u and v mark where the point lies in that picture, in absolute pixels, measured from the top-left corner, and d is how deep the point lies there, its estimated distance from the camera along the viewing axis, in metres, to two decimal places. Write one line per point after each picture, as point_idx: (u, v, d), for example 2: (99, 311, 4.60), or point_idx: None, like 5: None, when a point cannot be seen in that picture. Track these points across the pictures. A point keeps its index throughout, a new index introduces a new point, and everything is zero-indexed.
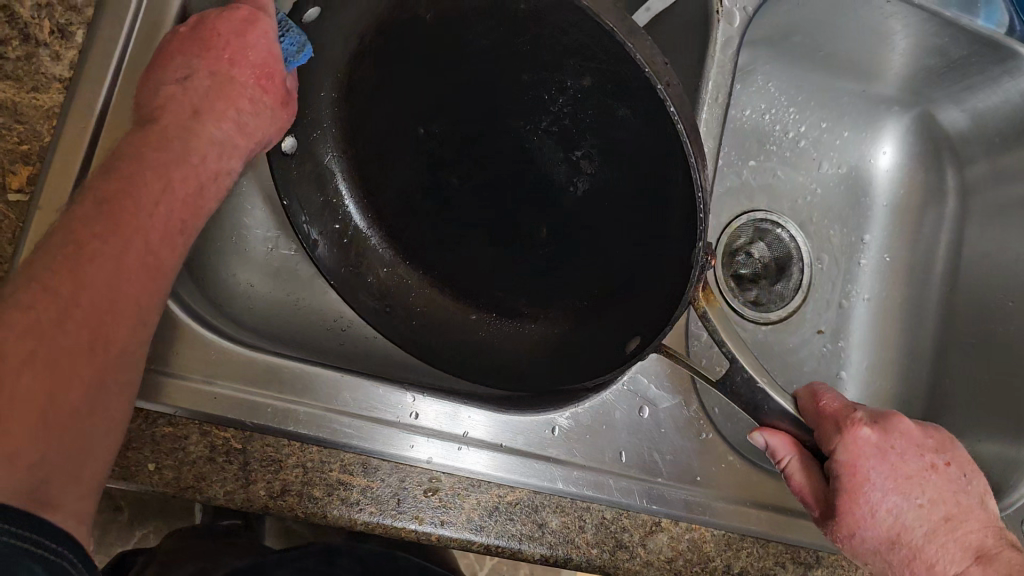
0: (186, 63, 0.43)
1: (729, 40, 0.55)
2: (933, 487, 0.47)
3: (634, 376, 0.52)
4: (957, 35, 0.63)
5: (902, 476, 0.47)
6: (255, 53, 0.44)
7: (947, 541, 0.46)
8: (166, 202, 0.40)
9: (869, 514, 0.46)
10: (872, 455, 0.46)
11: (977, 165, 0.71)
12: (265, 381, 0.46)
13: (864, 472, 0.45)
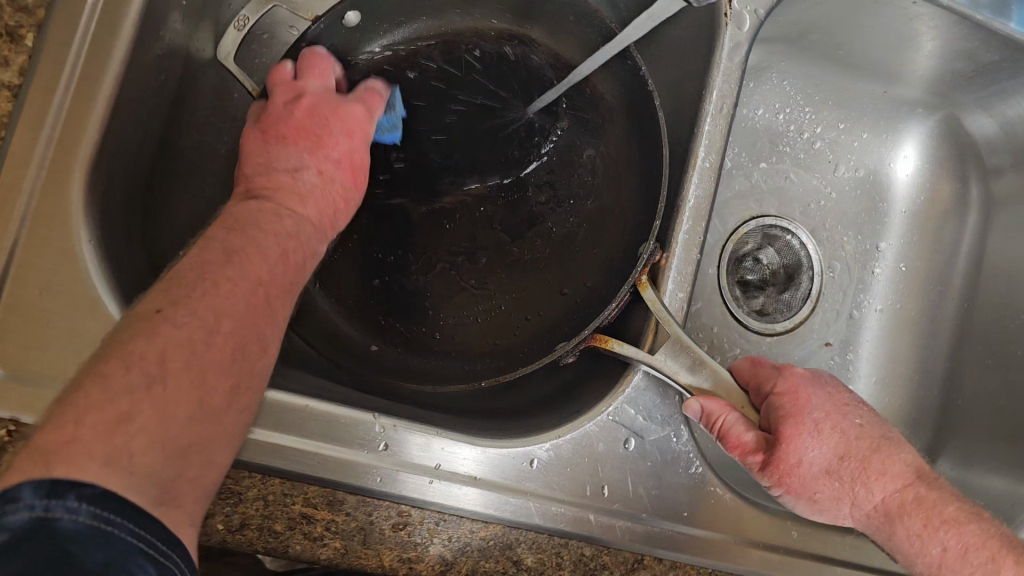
0: (295, 156, 0.46)
1: (737, 45, 0.52)
2: (864, 412, 0.49)
3: (620, 405, 0.49)
4: (986, 38, 0.59)
5: (836, 400, 0.48)
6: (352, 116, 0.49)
7: (890, 456, 0.47)
8: (262, 255, 0.41)
9: (814, 433, 0.46)
10: (804, 384, 0.48)
11: (1005, 175, 0.66)
12: (299, 426, 0.45)
13: (802, 397, 0.47)
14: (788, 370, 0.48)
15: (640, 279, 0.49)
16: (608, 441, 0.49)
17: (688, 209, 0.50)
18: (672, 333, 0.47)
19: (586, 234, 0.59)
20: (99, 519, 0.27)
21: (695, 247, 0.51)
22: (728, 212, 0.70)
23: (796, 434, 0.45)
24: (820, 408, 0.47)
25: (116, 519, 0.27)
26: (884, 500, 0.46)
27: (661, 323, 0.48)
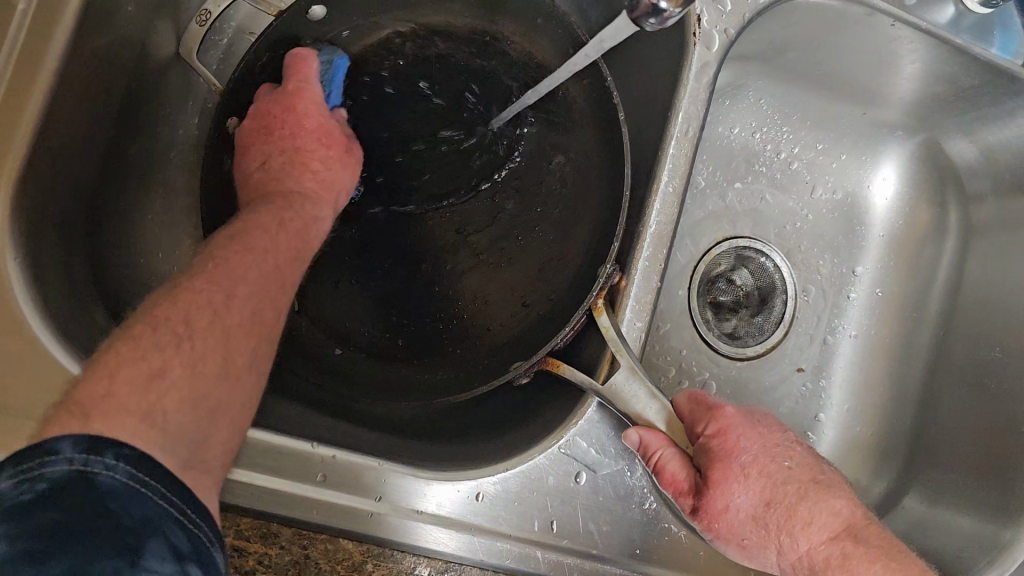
0: (261, 150, 0.51)
1: (704, 66, 0.50)
2: (798, 455, 0.46)
3: (572, 438, 0.48)
4: (969, 64, 0.57)
5: (767, 443, 0.46)
6: (310, 120, 0.52)
7: (820, 502, 0.44)
8: (248, 257, 0.42)
9: (741, 477, 0.44)
10: (740, 424, 0.46)
11: (985, 201, 0.64)
12: (299, 473, 0.44)
13: (733, 438, 0.45)
14: (720, 410, 0.46)
15: (595, 302, 0.48)
16: (558, 475, 0.47)
17: (649, 235, 0.49)
18: (623, 363, 0.45)
19: (549, 249, 0.56)
20: (135, 479, 0.30)
21: (656, 274, 0.49)
22: (700, 233, 0.69)
23: (723, 479, 0.44)
24: (750, 451, 0.45)
25: (149, 481, 0.30)
26: (808, 553, 0.43)
27: (612, 352, 0.46)
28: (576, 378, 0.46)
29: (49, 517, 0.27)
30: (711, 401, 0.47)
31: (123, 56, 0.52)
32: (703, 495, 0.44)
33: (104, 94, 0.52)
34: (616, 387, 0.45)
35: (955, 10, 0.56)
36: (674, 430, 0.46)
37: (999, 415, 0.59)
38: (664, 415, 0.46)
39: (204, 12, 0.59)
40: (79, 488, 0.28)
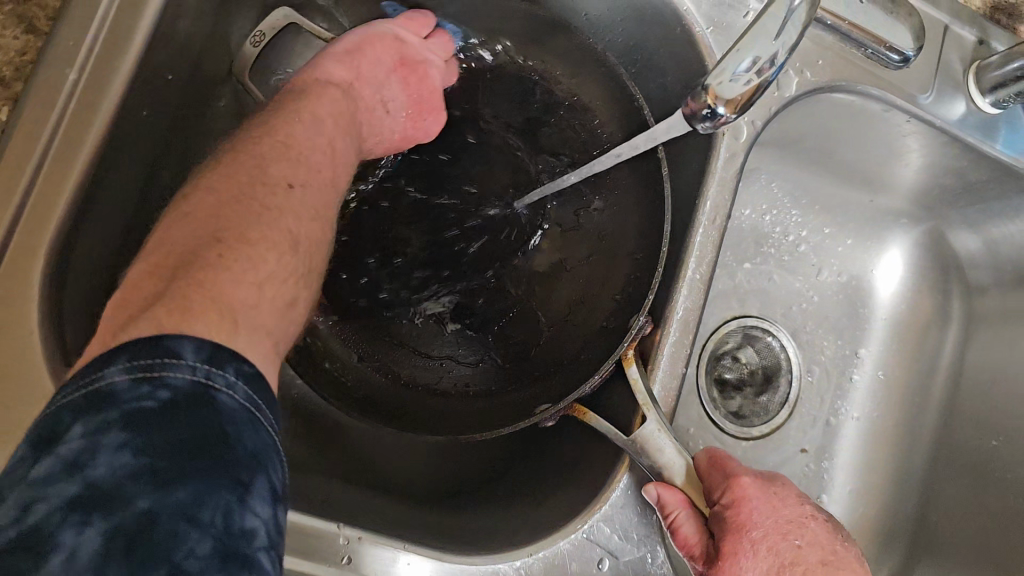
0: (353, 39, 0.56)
1: (732, 156, 0.51)
2: (813, 533, 0.43)
3: (596, 523, 0.47)
4: (976, 160, 0.59)
5: (780, 517, 0.43)
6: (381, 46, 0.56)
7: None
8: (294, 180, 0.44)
9: (749, 551, 0.42)
10: (756, 495, 0.43)
11: (988, 292, 0.66)
12: None
13: (746, 509, 0.43)
14: (733, 480, 0.44)
15: (625, 352, 0.48)
16: (580, 561, 0.46)
17: (676, 321, 0.49)
18: (651, 416, 0.45)
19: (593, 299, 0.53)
20: (251, 400, 0.31)
21: (681, 361, 0.49)
22: (709, 311, 0.70)
23: (732, 552, 0.42)
24: (761, 526, 0.42)
25: (264, 408, 0.31)
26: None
27: (640, 405, 0.46)
28: (603, 429, 0.46)
29: (174, 432, 0.28)
30: (728, 467, 0.45)
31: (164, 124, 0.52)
32: (715, 566, 0.42)
33: (140, 157, 0.51)
34: (646, 436, 0.45)
35: (965, 108, 0.58)
36: (692, 492, 0.45)
37: (1002, 506, 0.60)
38: (686, 469, 0.45)
39: (258, 32, 0.58)
40: (200, 406, 0.29)
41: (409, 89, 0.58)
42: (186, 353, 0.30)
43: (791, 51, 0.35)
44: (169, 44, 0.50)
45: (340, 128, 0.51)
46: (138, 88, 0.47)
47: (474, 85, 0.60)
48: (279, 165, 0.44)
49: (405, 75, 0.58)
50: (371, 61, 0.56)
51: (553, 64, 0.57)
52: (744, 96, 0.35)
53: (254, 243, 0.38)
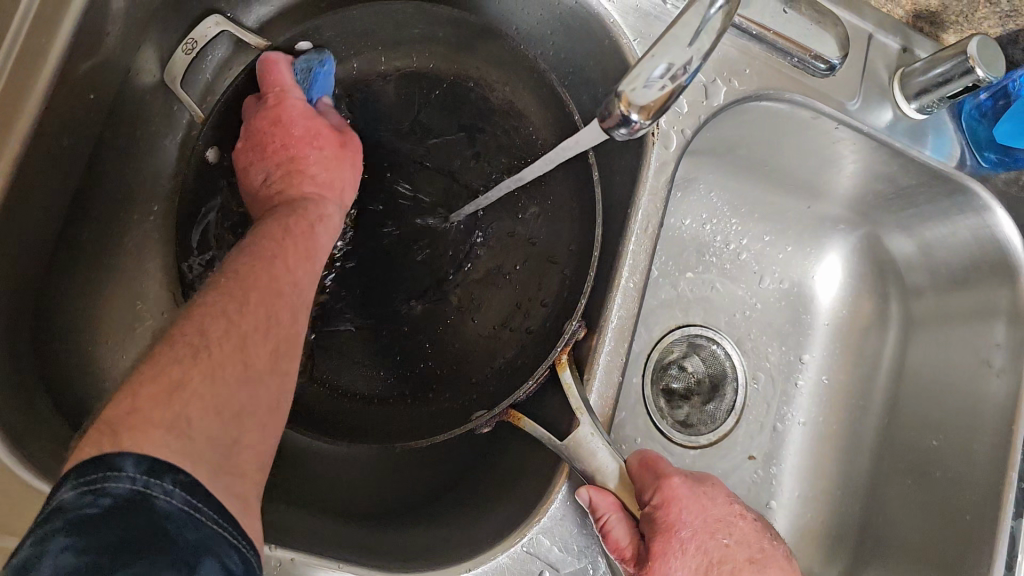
0: (260, 167, 0.52)
1: (663, 164, 0.52)
2: (741, 531, 0.45)
3: (536, 535, 0.47)
4: (906, 164, 0.61)
5: (710, 516, 0.45)
6: (284, 111, 0.51)
7: None
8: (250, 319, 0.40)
9: (679, 550, 0.43)
10: (688, 497, 0.45)
11: (925, 295, 0.67)
12: None
13: (678, 510, 0.44)
14: (664, 481, 0.44)
15: (558, 357, 0.48)
16: (521, 574, 0.46)
17: (610, 332, 0.49)
18: (584, 420, 0.45)
19: (534, 307, 0.53)
20: (190, 505, 0.31)
21: (617, 369, 0.49)
22: (654, 321, 0.70)
23: (664, 551, 0.43)
24: (692, 525, 0.44)
25: (203, 510, 0.31)
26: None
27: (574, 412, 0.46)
28: (537, 434, 0.46)
29: (111, 536, 0.29)
30: (660, 468, 0.45)
31: (86, 142, 0.51)
32: (645, 564, 0.43)
33: (62, 177, 0.50)
34: (579, 440, 0.45)
35: (892, 114, 0.59)
36: (624, 496, 0.45)
37: (944, 505, 0.60)
38: (619, 472, 0.46)
39: (190, 40, 0.57)
40: (140, 511, 0.30)
41: (322, 147, 0.51)
42: (129, 466, 0.31)
43: (705, 57, 0.36)
44: (88, 61, 0.49)
45: (279, 251, 0.44)
46: (54, 104, 0.46)
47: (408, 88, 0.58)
48: (255, 311, 0.40)
49: (260, 151, 0.51)
50: (277, 125, 0.51)
51: (488, 72, 0.58)
52: (658, 100, 0.35)
53: (194, 384, 0.35)
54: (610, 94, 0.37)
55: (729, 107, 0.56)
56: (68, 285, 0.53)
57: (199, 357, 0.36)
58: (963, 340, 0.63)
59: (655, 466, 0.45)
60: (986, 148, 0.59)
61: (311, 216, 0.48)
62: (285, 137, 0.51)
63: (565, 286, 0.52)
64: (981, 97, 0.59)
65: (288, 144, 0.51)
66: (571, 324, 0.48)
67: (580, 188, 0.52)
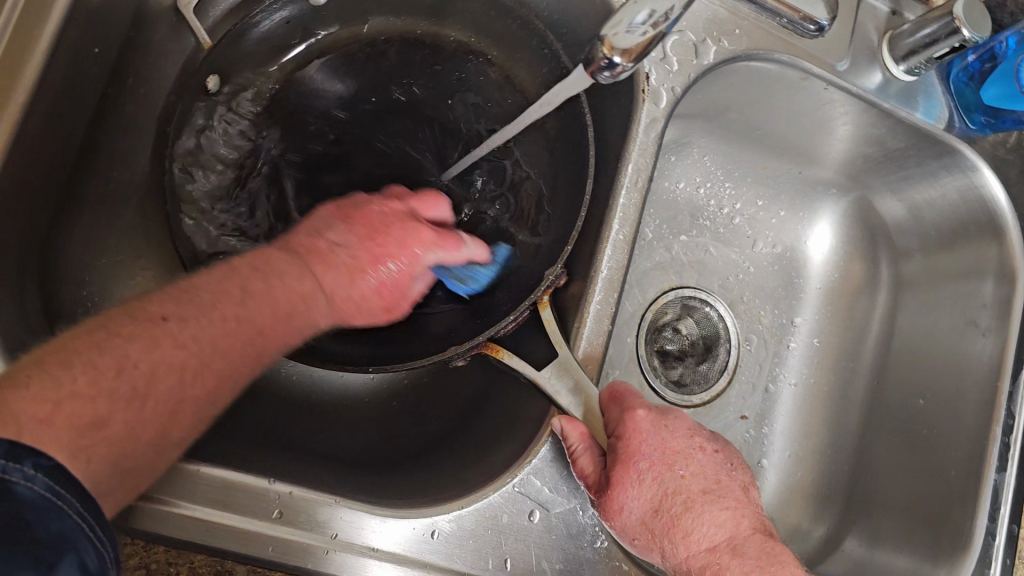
0: (342, 237, 0.47)
1: (653, 121, 0.53)
2: (697, 464, 0.46)
3: (526, 476, 0.48)
4: (895, 126, 0.62)
5: (668, 449, 0.46)
6: (395, 268, 0.47)
7: (705, 511, 0.44)
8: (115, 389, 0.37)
9: (636, 480, 0.45)
10: (646, 431, 0.46)
11: (913, 257, 0.68)
12: (201, 495, 0.45)
13: (636, 443, 0.46)
14: (629, 413, 0.47)
15: (540, 298, 0.51)
16: (512, 513, 0.47)
17: (601, 280, 0.51)
18: (562, 354, 0.48)
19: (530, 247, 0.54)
20: (52, 492, 0.30)
21: (607, 318, 0.50)
22: (648, 282, 0.71)
23: (621, 481, 0.45)
24: (650, 457, 0.46)
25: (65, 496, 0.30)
26: (687, 560, 0.43)
27: (553, 344, 0.48)
28: (515, 365, 0.48)
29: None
30: (625, 402, 0.48)
31: (92, 99, 0.53)
32: (604, 492, 0.45)
33: (70, 131, 0.51)
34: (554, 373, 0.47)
35: (882, 76, 0.60)
36: (590, 421, 0.48)
37: (932, 461, 0.61)
38: (586, 399, 0.47)
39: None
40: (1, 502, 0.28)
41: (381, 298, 0.48)
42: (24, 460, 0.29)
43: (685, 7, 0.37)
44: (94, 17, 0.50)
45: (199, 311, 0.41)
46: (61, 58, 0.48)
47: (408, 53, 0.61)
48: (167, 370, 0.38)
49: (360, 231, 0.48)
50: (384, 218, 0.49)
51: (485, 42, 0.61)
52: (641, 45, 0.37)
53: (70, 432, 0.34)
54: (594, 40, 0.38)
55: (720, 67, 0.57)
56: (75, 239, 0.54)
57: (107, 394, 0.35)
58: (950, 299, 0.64)
59: (619, 398, 0.48)
60: (973, 110, 0.60)
61: (318, 258, 0.46)
62: (384, 245, 0.47)
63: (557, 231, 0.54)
64: (968, 60, 0.61)
65: (359, 220, 0.48)
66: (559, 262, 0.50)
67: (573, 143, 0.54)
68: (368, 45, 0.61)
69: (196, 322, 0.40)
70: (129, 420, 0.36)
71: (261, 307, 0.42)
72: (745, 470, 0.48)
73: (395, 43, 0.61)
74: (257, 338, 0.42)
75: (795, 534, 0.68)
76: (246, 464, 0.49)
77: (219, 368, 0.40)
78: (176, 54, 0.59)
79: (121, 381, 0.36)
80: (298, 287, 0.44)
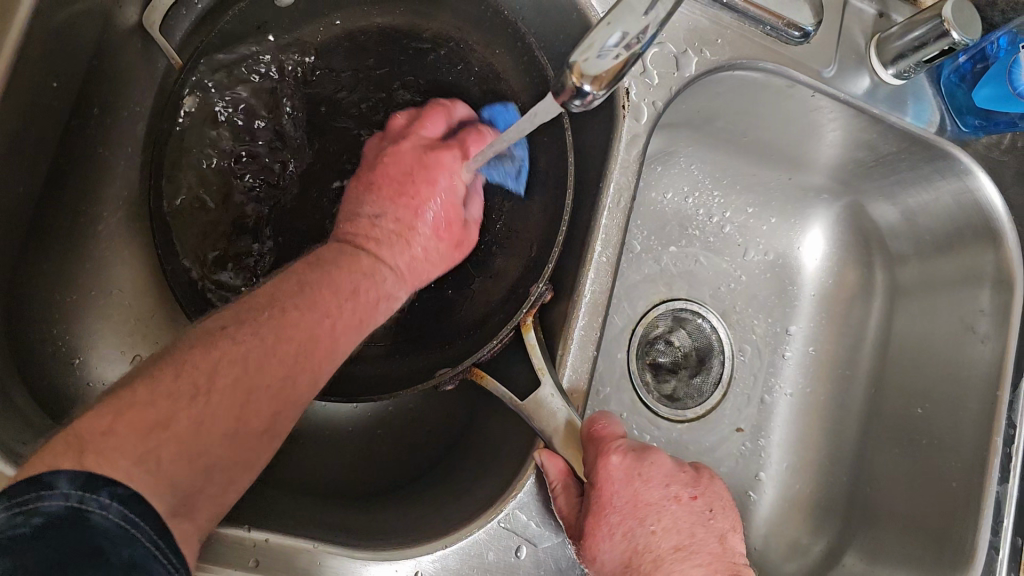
0: (380, 205, 0.48)
1: (634, 137, 0.52)
2: (671, 517, 0.44)
3: (512, 510, 0.47)
4: (885, 132, 0.60)
5: (640, 501, 0.44)
6: (435, 188, 0.48)
7: (676, 570, 0.42)
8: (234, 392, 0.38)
9: (608, 534, 0.43)
10: (619, 481, 0.44)
11: (908, 262, 0.67)
12: None
13: (608, 496, 0.43)
14: (601, 461, 0.44)
15: (523, 319, 0.49)
16: (499, 550, 0.46)
17: (585, 304, 0.49)
18: (546, 381, 0.47)
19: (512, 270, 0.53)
20: (126, 519, 0.33)
21: (592, 343, 0.49)
22: (637, 296, 0.70)
23: (592, 533, 0.43)
24: (619, 511, 0.43)
25: (140, 522, 0.33)
26: None
27: (536, 371, 0.47)
28: (500, 393, 0.48)
29: (47, 549, 0.30)
30: (602, 443, 0.45)
31: (54, 131, 0.51)
32: (579, 541, 0.44)
33: (33, 166, 0.50)
34: (539, 401, 0.46)
35: (870, 81, 0.59)
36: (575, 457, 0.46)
37: (931, 472, 0.60)
38: (568, 424, 0.46)
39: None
40: (75, 526, 0.31)
41: (441, 239, 0.49)
42: (62, 483, 0.32)
43: (657, 26, 0.36)
44: (52, 47, 0.48)
45: (276, 356, 0.40)
46: (18, 92, 0.46)
47: (389, 47, 0.57)
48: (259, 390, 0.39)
49: (390, 191, 0.48)
50: (400, 162, 0.49)
51: (468, 34, 0.57)
52: (612, 70, 0.35)
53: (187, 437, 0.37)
54: (565, 66, 0.37)
55: (702, 77, 0.56)
56: (46, 276, 0.53)
57: (194, 404, 0.37)
58: (947, 306, 0.63)
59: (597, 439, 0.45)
60: (965, 113, 0.58)
61: (364, 240, 0.47)
62: (432, 159, 0.49)
63: (537, 251, 0.52)
64: (959, 60, 0.59)
65: (380, 179, 0.49)
66: (536, 286, 0.49)
67: (553, 163, 0.52)
68: (345, 43, 0.57)
69: (257, 326, 0.40)
70: (207, 406, 0.38)
71: (327, 296, 0.43)
72: (727, 517, 0.45)
73: (373, 37, 0.57)
74: (355, 329, 0.44)
75: (795, 549, 0.66)
76: (224, 507, 0.48)
77: (290, 353, 0.41)
78: (144, 79, 0.57)
79: (214, 401, 0.38)
80: (358, 267, 0.45)
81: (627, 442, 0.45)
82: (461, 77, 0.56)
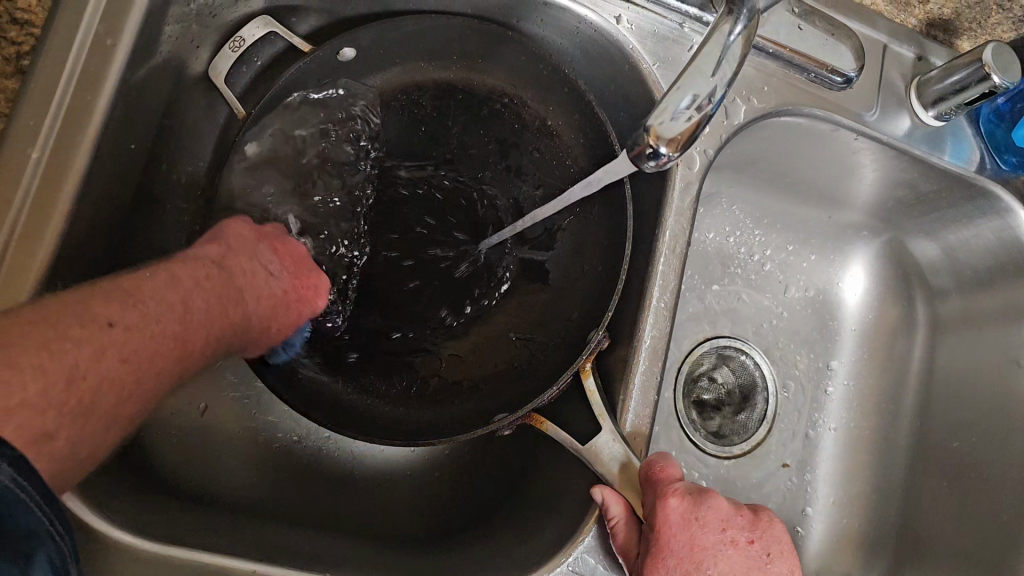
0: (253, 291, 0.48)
1: (687, 185, 0.53)
2: (727, 561, 0.44)
3: (581, 554, 0.48)
4: (925, 172, 0.62)
5: (696, 545, 0.44)
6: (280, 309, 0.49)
7: None
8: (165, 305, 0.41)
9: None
10: (674, 525, 0.44)
11: (950, 297, 0.68)
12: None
13: (665, 540, 0.44)
14: (659, 503, 0.45)
15: (583, 365, 0.51)
16: None
17: (645, 349, 0.50)
18: (605, 427, 0.48)
19: (567, 319, 0.56)
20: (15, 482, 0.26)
21: (653, 388, 0.50)
22: (682, 335, 0.71)
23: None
24: (676, 555, 0.44)
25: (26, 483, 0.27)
26: None
27: (597, 416, 0.49)
28: (560, 437, 0.49)
29: None
30: (658, 488, 0.45)
31: (128, 189, 0.53)
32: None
33: (110, 223, 0.52)
34: (598, 446, 0.48)
35: (910, 122, 0.60)
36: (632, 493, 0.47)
37: (979, 502, 0.61)
38: (625, 465, 0.47)
39: (238, 38, 0.56)
40: None
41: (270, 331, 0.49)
42: None
43: (726, 87, 0.38)
44: (129, 113, 0.50)
45: (209, 302, 0.43)
46: (102, 155, 0.48)
47: (445, 104, 0.60)
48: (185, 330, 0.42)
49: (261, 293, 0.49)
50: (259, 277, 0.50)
51: (523, 90, 0.59)
52: (685, 132, 0.37)
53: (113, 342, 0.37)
54: (639, 129, 0.38)
55: (750, 125, 0.57)
56: None
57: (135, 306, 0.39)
58: (991, 339, 0.63)
59: (654, 483, 0.46)
60: (1005, 151, 0.60)
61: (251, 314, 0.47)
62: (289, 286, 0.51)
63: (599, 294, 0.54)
64: (997, 101, 0.60)
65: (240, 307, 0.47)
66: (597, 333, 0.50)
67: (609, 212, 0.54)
68: (401, 97, 0.60)
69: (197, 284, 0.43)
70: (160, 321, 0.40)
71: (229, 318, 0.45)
72: (783, 561, 0.46)
73: (430, 91, 0.60)
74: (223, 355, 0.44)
75: None
76: (295, 554, 0.49)
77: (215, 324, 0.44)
78: (207, 138, 0.59)
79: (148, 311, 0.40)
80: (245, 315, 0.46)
81: (685, 486, 0.46)
82: (512, 132, 0.60)
